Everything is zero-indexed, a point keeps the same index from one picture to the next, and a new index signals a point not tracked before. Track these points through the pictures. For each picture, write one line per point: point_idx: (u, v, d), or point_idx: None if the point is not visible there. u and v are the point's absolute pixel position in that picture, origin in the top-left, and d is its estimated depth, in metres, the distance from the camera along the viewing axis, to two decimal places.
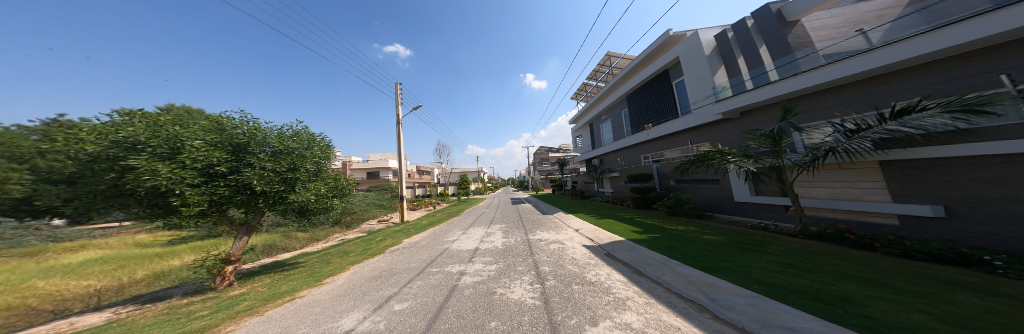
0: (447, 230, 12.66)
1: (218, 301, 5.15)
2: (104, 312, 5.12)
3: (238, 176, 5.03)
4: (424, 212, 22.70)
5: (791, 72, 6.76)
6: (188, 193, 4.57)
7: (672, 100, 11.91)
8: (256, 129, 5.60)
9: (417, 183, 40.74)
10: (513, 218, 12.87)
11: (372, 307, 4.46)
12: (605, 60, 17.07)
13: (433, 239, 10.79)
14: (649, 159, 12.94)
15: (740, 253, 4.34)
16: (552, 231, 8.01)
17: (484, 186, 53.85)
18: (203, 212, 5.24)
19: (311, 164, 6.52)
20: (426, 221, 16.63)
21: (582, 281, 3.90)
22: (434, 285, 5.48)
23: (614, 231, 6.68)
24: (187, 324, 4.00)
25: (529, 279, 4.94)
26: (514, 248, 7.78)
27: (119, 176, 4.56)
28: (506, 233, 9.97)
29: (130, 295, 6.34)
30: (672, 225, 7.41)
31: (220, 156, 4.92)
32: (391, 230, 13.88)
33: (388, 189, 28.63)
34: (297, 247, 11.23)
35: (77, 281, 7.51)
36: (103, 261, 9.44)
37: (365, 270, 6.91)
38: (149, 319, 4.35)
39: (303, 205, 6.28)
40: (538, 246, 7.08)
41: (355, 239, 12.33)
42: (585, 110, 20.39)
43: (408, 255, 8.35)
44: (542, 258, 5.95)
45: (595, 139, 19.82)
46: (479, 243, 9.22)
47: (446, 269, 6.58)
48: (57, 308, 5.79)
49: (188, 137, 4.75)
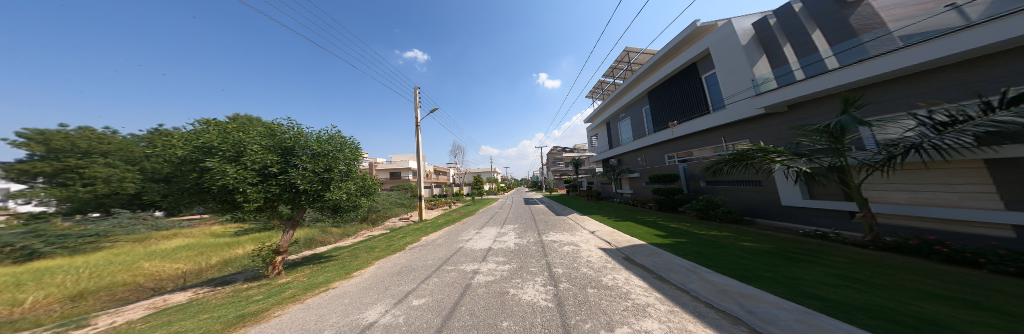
0: (462, 229, 12.93)
1: (267, 287, 5.77)
2: (188, 291, 5.99)
3: (286, 177, 5.67)
4: (440, 211, 23.43)
5: (856, 58, 5.91)
6: (249, 191, 5.30)
7: (702, 95, 11.22)
8: (300, 134, 6.27)
9: (434, 184, 42.17)
10: (527, 218, 12.87)
11: (393, 301, 4.69)
12: (622, 56, 16.46)
13: (449, 237, 11.09)
14: (677, 158, 12.20)
15: (786, 264, 3.95)
16: (566, 232, 7.91)
17: (498, 187, 54.29)
18: (259, 207, 5.89)
19: (344, 166, 6.94)
20: (443, 219, 17.15)
21: (597, 285, 3.81)
22: (449, 282, 5.64)
23: (635, 234, 6.41)
24: (246, 306, 4.52)
25: (542, 280, 4.91)
26: (528, 248, 7.77)
27: (198, 176, 5.46)
28: (519, 233, 9.98)
29: (206, 278, 7.38)
30: (702, 229, 6.95)
31: (273, 158, 5.58)
32: (411, 228, 14.49)
33: (407, 189, 29.96)
34: (331, 241, 12.17)
35: (170, 263, 8.73)
36: (189, 247, 10.97)
37: (388, 265, 7.27)
38: (217, 301, 4.99)
39: (337, 203, 6.77)
40: (551, 247, 7.01)
41: (380, 235, 13.06)
42: (602, 108, 19.86)
43: (425, 252, 8.65)
44: (556, 260, 5.87)
45: (612, 138, 19.22)
46: (493, 243, 9.32)
47: (461, 268, 6.73)
48: (156, 286, 6.93)
49: (249, 142, 5.51)
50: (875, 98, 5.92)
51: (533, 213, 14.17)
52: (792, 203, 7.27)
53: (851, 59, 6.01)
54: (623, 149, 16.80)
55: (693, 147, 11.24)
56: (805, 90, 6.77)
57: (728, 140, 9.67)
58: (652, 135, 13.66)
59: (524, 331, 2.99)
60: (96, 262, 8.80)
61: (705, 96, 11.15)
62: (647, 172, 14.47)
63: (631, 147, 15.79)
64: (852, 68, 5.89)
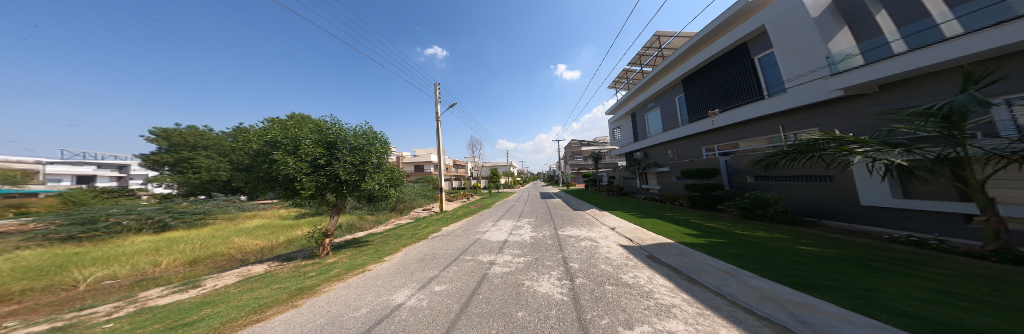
0: (480, 221, 13.35)
1: (317, 265, 6.54)
2: (262, 265, 7.11)
3: (330, 168, 6.34)
4: (459, 203, 24.37)
5: (991, 22, 4.58)
6: (304, 180, 6.07)
7: (755, 79, 10.00)
8: (341, 129, 6.90)
9: (454, 177, 43.84)
10: (543, 212, 12.86)
11: (418, 286, 5.03)
12: (652, 41, 15.37)
13: (468, 228, 11.53)
14: (716, 151, 11.28)
15: (860, 272, 3.38)
16: (584, 228, 7.78)
17: (515, 180, 54.80)
18: (310, 195, 6.60)
19: (376, 159, 7.42)
20: (462, 211, 17.77)
21: (617, 283, 3.73)
22: (468, 271, 5.89)
23: (663, 232, 6.07)
24: (303, 281, 5.20)
25: (556, 275, 4.93)
26: (543, 242, 7.78)
27: (269, 165, 6.33)
28: (535, 227, 10.04)
29: (276, 254, 8.69)
30: (745, 230, 6.37)
31: (320, 151, 6.26)
32: (434, 218, 15.33)
33: (429, 181, 31.50)
34: (367, 227, 13.39)
35: (254, 239, 10.48)
36: (264, 226, 12.94)
37: (413, 252, 7.75)
38: (279, 275, 5.77)
39: (371, 193, 7.32)
40: (567, 242, 6.97)
41: (407, 224, 14.02)
42: (628, 98, 18.75)
43: (446, 242, 9.10)
44: (572, 255, 5.83)
45: (639, 129, 18.06)
46: (509, 236, 9.46)
47: (478, 258, 6.96)
48: (243, 258, 8.42)
49: (303, 137, 6.24)
50: (1015, 71, 4.48)
51: (548, 207, 14.15)
52: (877, 204, 6.07)
53: (981, 22, 4.71)
54: (652, 140, 15.67)
55: (739, 139, 10.19)
56: (902, 66, 5.41)
57: (787, 130, 8.38)
58: (688, 125, 12.61)
59: (537, 322, 3.05)
60: (205, 235, 11.13)
61: (758, 80, 9.93)
62: (682, 165, 13.61)
63: (662, 139, 14.72)
64: (986, 33, 4.45)
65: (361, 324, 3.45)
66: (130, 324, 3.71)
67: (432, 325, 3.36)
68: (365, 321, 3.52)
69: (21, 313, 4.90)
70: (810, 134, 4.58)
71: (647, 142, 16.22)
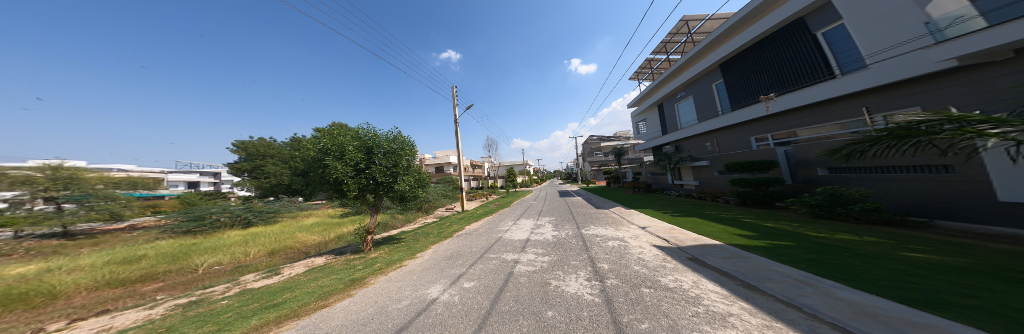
0: (499, 220, 13.49)
1: (362, 259, 7.15)
2: (319, 258, 7.92)
3: (368, 171, 6.93)
4: (478, 202, 24.97)
5: None
6: (349, 182, 6.73)
7: (818, 57, 8.65)
8: (375, 135, 7.45)
9: (472, 177, 44.93)
10: (564, 210, 12.66)
11: (448, 282, 5.23)
12: (679, 27, 14.30)
13: (488, 227, 11.72)
14: (771, 140, 10.21)
15: (1006, 288, 2.75)
16: (608, 226, 7.53)
17: (532, 179, 54.52)
18: (354, 197, 7.26)
19: (405, 161, 7.89)
20: (481, 210, 18.16)
21: (656, 286, 3.52)
22: (493, 270, 5.99)
23: (708, 233, 5.60)
24: (356, 272, 5.83)
25: (585, 274, 4.83)
26: (567, 241, 7.65)
27: (320, 169, 7.06)
28: (556, 226, 9.92)
29: (331, 248, 9.69)
30: (818, 232, 5.60)
31: (360, 156, 6.87)
32: (455, 217, 15.85)
33: (448, 181, 32.67)
34: (398, 225, 14.29)
35: (313, 234, 11.72)
36: (319, 224, 14.47)
37: (441, 250, 8.11)
38: (336, 267, 6.38)
39: (403, 193, 7.81)
40: (592, 241, 6.77)
41: (432, 222, 14.67)
42: (653, 88, 17.60)
43: (470, 240, 9.35)
44: (600, 255, 5.62)
45: (669, 120, 16.85)
46: (530, 235, 9.44)
47: (503, 257, 7.05)
48: (307, 251, 9.50)
49: (345, 144, 6.90)
50: None
51: (568, 205, 13.91)
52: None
53: None
54: (687, 131, 14.53)
55: (801, 126, 9.04)
56: None
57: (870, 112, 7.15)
58: (734, 113, 11.43)
59: (569, 323, 3.00)
60: (277, 231, 12.82)
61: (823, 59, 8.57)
62: (724, 158, 12.49)
63: (700, 129, 13.60)
64: None
65: (401, 318, 3.62)
66: (238, 301, 4.49)
67: (464, 321, 3.43)
68: (406, 314, 3.73)
69: (165, 289, 6.21)
70: (910, 114, 3.44)
71: (681, 133, 15.04)
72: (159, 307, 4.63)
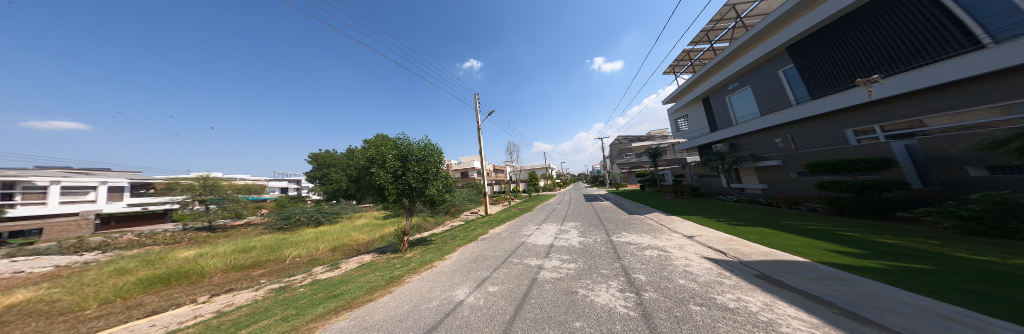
0: (522, 224, 13.31)
1: (397, 260, 7.59)
2: (366, 256, 8.90)
3: (404, 177, 7.43)
4: (502, 206, 25.37)
5: None
6: (389, 187, 7.29)
7: (942, 26, 6.84)
8: (409, 144, 7.89)
9: (494, 181, 45.86)
10: (590, 216, 11.97)
11: (473, 285, 5.19)
12: (723, 12, 13.08)
13: (511, 231, 11.60)
14: (879, 134, 8.12)
15: None
16: (637, 233, 6.94)
17: (555, 183, 53.88)
18: (392, 201, 7.76)
19: (436, 167, 8.20)
20: (504, 214, 18.27)
21: (708, 304, 3.09)
22: (517, 274, 5.85)
23: (786, 247, 4.68)
24: (394, 271, 6.37)
25: (615, 285, 4.49)
26: (590, 249, 7.29)
27: (367, 175, 7.74)
28: (582, 231, 9.50)
29: (381, 244, 10.78)
30: (970, 254, 4.01)
31: (397, 164, 7.38)
32: (480, 221, 16.05)
33: (474, 186, 33.52)
34: (428, 227, 14.97)
35: (363, 233, 13.14)
36: (369, 224, 16.11)
37: (467, 252, 8.17)
38: (379, 265, 7.34)
39: (433, 197, 8.09)
40: (625, 249, 6.26)
41: (458, 225, 15.04)
42: (706, 74, 15.81)
43: (493, 244, 9.31)
44: (636, 266, 5.16)
45: (724, 113, 14.99)
46: (554, 240, 9.14)
47: (526, 262, 6.83)
48: (362, 246, 10.83)
49: (385, 153, 7.46)
50: None
51: (594, 210, 13.30)
52: None
53: None
54: (750, 124, 12.72)
55: (917, 114, 7.20)
56: None
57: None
58: (816, 103, 9.68)
59: None
60: (339, 229, 14.73)
61: (951, 27, 6.72)
62: (803, 157, 10.57)
63: (768, 123, 11.85)
64: None
65: (431, 316, 3.74)
66: (318, 288, 5.87)
67: (490, 325, 3.38)
68: (436, 313, 3.82)
69: (266, 275, 8.17)
70: None
71: (742, 128, 13.21)
72: (261, 290, 6.48)
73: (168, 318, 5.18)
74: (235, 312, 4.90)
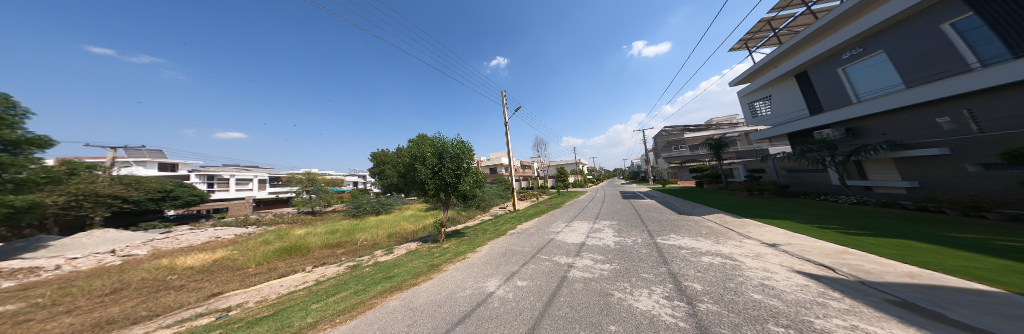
0: (551, 220, 12.97)
1: (435, 249, 8.00)
2: (412, 243, 9.98)
3: (441, 173, 7.78)
4: (530, 202, 25.30)
5: None
6: (430, 182, 7.70)
7: None
8: (444, 142, 8.16)
9: (523, 177, 46.31)
10: (629, 214, 11.01)
11: (502, 279, 5.13)
12: None
13: (540, 227, 11.33)
14: None
15: None
16: (689, 235, 6.12)
17: (587, 179, 52.01)
18: (431, 196, 8.16)
19: (467, 163, 8.31)
20: (533, 210, 17.98)
21: (796, 327, 2.40)
22: (546, 271, 5.62)
23: (946, 266, 3.04)
24: (436, 258, 6.93)
25: (658, 291, 3.96)
26: (623, 249, 6.85)
27: (409, 171, 8.28)
28: (618, 231, 8.81)
29: (426, 233, 11.87)
30: None
31: (434, 161, 7.71)
32: (509, 216, 16.09)
33: (502, 182, 33.79)
34: (462, 220, 15.62)
35: (412, 223, 14.77)
36: (416, 215, 17.93)
37: (496, 246, 8.14)
38: (422, 252, 7.91)
39: (466, 192, 8.26)
40: (675, 254, 5.46)
41: (488, 220, 15.32)
42: (803, 42, 12.46)
43: (522, 239, 9.14)
44: (688, 273, 4.48)
45: (835, 89, 11.53)
46: (586, 238, 8.65)
47: (555, 259, 6.58)
48: (410, 234, 12.21)
49: (424, 152, 7.85)
50: None
51: (633, 208, 12.28)
52: None
53: None
54: (877, 102, 9.55)
55: None
56: None
57: None
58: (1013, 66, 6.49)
59: None
60: (393, 218, 16.95)
61: None
62: (992, 143, 7.26)
63: (911, 99, 8.59)
64: None
65: (462, 308, 3.97)
66: (385, 265, 7.28)
67: (517, 320, 3.40)
68: (467, 304, 4.07)
69: (345, 253, 10.05)
70: None
71: (863, 107, 10.00)
72: (341, 266, 8.03)
73: (288, 282, 7.34)
74: (325, 282, 6.52)
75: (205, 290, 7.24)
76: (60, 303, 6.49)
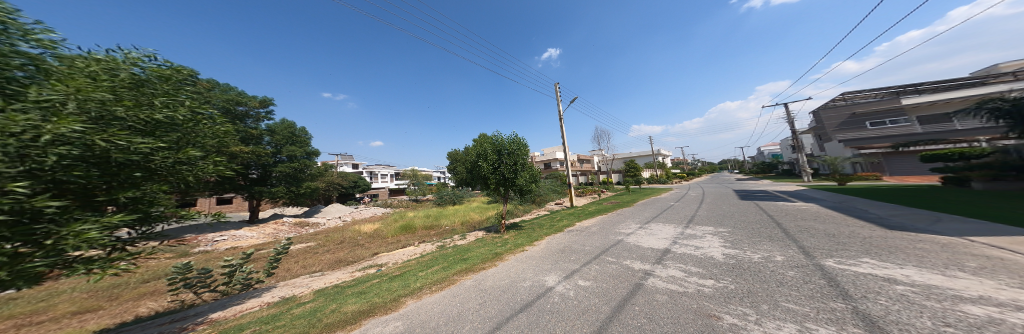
0: (617, 220, 11.39)
1: (497, 239, 8.43)
2: (477, 231, 10.74)
3: (501, 169, 8.35)
4: (589, 198, 23.41)
5: None
6: (492, 177, 8.33)
7: None
8: (501, 141, 8.66)
9: (579, 171, 44.60)
10: (745, 222, 8.24)
11: (562, 275, 4.75)
12: None
13: (603, 227, 10.10)
14: None
15: None
16: (909, 262, 3.83)
17: (666, 172, 44.04)
18: (493, 190, 8.75)
19: (522, 160, 8.68)
20: (592, 207, 16.35)
21: None
22: (615, 274, 4.75)
23: None
24: (500, 247, 7.25)
25: (822, 332, 2.45)
26: (742, 266, 5.02)
27: (473, 168, 9.05)
28: (725, 243, 6.73)
29: (490, 223, 12.63)
30: None
31: (493, 159, 8.32)
32: (565, 212, 15.21)
33: (557, 177, 32.63)
34: (519, 214, 15.98)
35: (478, 213, 16.17)
36: (480, 206, 19.59)
37: (554, 242, 7.68)
38: (487, 240, 8.40)
39: (522, 187, 8.62)
40: (861, 289, 3.49)
41: (544, 214, 15.08)
42: None
43: (583, 237, 8.33)
44: (915, 323, 2.54)
45: None
46: (671, 245, 6.99)
47: (624, 263, 5.55)
48: (477, 223, 13.28)
49: (485, 150, 8.45)
50: None
51: (765, 213, 8.96)
52: None
53: None
54: None
55: None
56: None
57: None
58: None
59: None
60: (462, 208, 18.98)
61: None
62: None
63: None
64: None
65: (524, 297, 3.77)
66: (460, 248, 7.95)
67: (581, 319, 2.89)
68: (528, 295, 3.87)
69: (431, 236, 11.60)
70: None
71: None
72: (423, 247, 9.26)
73: (402, 253, 8.96)
74: (423, 257, 7.64)
75: (339, 254, 9.83)
76: (294, 255, 10.27)
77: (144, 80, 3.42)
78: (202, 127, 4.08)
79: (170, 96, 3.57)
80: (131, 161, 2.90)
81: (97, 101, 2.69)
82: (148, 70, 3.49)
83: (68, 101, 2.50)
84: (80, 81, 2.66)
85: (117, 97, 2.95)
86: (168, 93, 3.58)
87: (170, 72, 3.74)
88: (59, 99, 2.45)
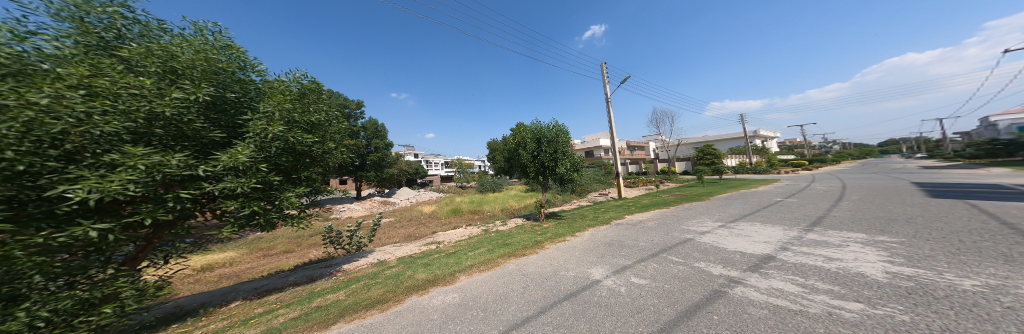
0: (683, 216, 9.56)
1: (537, 227, 8.35)
2: (517, 219, 10.96)
3: (540, 157, 8.10)
4: (643, 189, 20.61)
5: None
6: (531, 165, 8.18)
7: None
8: (539, 128, 8.36)
9: (634, 159, 39.22)
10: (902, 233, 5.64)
11: (610, 270, 4.29)
12: None
13: (663, 222, 8.68)
14: None
15: None
16: None
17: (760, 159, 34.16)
18: (532, 178, 8.58)
19: (563, 147, 8.24)
20: (648, 200, 14.15)
21: None
22: (680, 276, 3.99)
23: None
24: (543, 235, 7.16)
25: None
26: (924, 292, 3.36)
27: (512, 157, 9.03)
28: (865, 258, 4.72)
29: (531, 211, 12.64)
30: None
31: (532, 146, 8.11)
32: (613, 203, 13.82)
33: (601, 166, 29.56)
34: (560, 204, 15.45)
35: (520, 200, 16.41)
36: (519, 194, 19.90)
37: (600, 234, 7.10)
38: (527, 228, 8.45)
39: (563, 175, 8.21)
40: None
41: (588, 205, 14.11)
42: None
43: (635, 232, 7.39)
44: None
45: None
46: (769, 251, 5.37)
47: (695, 265, 4.59)
48: (519, 210, 13.53)
49: (522, 138, 8.30)
50: None
51: (987, 222, 5.54)
52: None
53: None
54: None
55: None
56: None
57: None
58: None
59: None
60: (503, 196, 19.67)
61: None
62: None
63: None
64: None
65: (567, 287, 3.56)
66: (503, 233, 8.21)
67: (635, 317, 2.51)
68: (573, 284, 3.67)
69: (475, 220, 12.47)
70: None
71: None
72: (470, 230, 10.09)
73: (457, 233, 9.97)
74: (473, 238, 8.29)
75: (406, 230, 11.72)
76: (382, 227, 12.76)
77: (304, 93, 5.09)
78: (332, 125, 5.70)
79: (316, 103, 5.20)
80: (303, 151, 4.64)
81: (286, 110, 4.19)
82: (303, 86, 5.10)
83: (275, 111, 4.01)
84: (279, 97, 4.15)
85: (294, 106, 4.51)
86: (314, 100, 5.19)
87: (314, 86, 5.30)
88: (270, 110, 3.94)
